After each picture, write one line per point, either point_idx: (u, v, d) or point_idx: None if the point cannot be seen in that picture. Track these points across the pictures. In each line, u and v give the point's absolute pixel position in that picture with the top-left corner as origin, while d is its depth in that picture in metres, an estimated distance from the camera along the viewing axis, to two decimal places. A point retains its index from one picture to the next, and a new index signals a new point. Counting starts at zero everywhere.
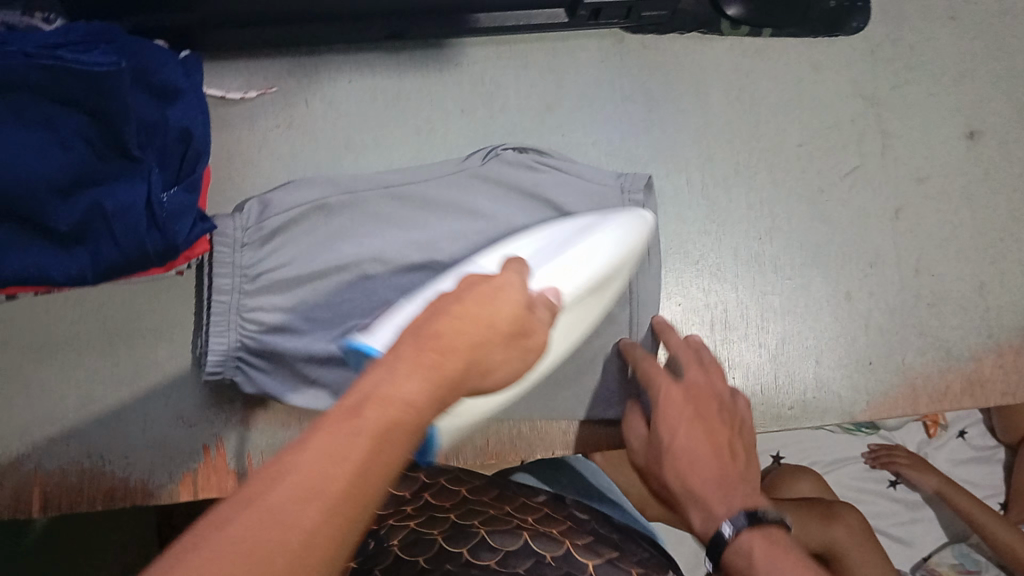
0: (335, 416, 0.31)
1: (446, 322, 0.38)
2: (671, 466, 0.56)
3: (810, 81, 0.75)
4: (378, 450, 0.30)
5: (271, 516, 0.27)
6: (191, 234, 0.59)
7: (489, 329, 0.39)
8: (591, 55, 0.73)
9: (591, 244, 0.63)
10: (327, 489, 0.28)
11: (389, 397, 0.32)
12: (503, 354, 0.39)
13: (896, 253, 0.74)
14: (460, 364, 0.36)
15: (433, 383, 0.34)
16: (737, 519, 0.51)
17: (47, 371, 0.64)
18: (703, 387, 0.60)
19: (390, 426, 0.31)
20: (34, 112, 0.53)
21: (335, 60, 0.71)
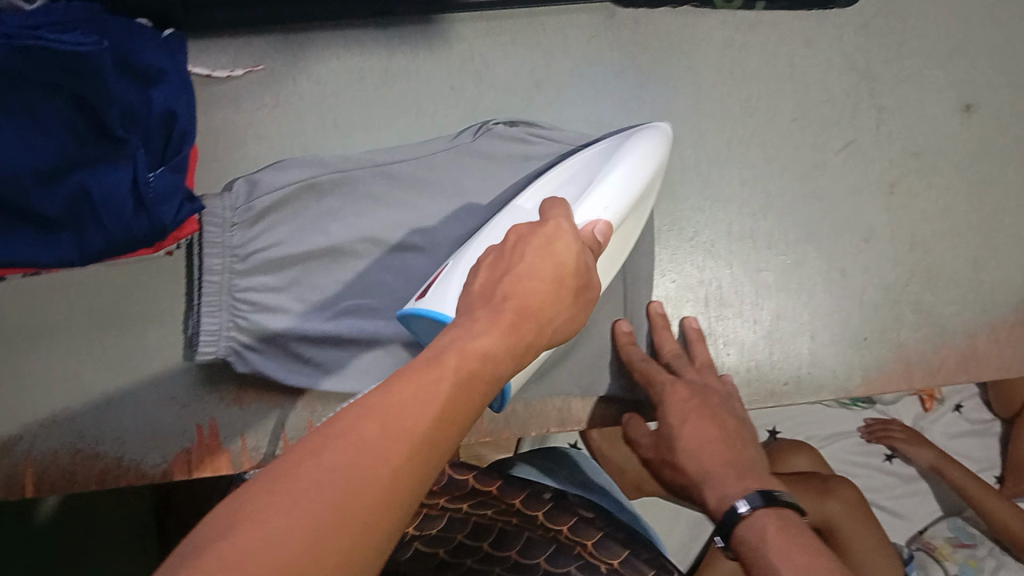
0: (419, 366, 0.34)
1: (519, 282, 0.41)
2: (682, 451, 0.59)
3: (804, 55, 0.75)
4: (457, 397, 0.34)
5: (367, 441, 0.30)
6: (178, 216, 0.58)
7: (556, 283, 0.42)
8: (582, 31, 0.73)
9: (626, 169, 0.60)
10: (416, 430, 0.32)
11: (470, 353, 0.36)
12: (566, 309, 0.43)
13: (892, 227, 0.73)
14: (527, 323, 0.40)
15: (502, 340, 0.38)
16: (752, 497, 0.52)
17: (37, 354, 0.64)
18: (702, 382, 0.64)
19: (469, 377, 0.35)
20: (14, 98, 0.52)
21: (323, 37, 0.70)
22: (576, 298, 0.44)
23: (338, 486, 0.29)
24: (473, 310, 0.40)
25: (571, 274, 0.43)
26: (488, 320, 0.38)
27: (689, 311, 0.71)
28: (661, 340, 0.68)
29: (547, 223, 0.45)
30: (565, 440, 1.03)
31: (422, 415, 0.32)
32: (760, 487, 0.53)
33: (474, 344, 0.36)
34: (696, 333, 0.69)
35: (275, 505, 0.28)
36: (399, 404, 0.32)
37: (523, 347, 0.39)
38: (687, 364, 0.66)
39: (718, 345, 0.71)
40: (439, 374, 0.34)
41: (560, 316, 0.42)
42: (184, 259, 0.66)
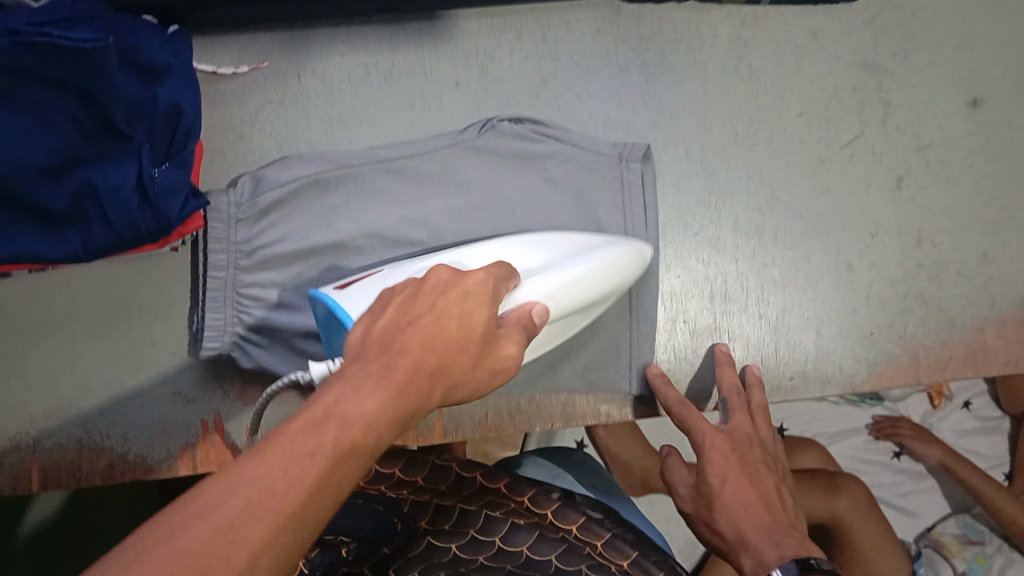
0: (293, 432, 0.33)
1: (421, 335, 0.39)
2: (721, 510, 0.58)
3: (809, 49, 0.75)
4: (329, 471, 0.33)
5: (223, 523, 0.30)
6: (183, 212, 0.58)
7: (461, 339, 0.40)
8: (586, 26, 0.73)
9: (586, 270, 0.57)
10: (276, 510, 0.31)
11: (348, 419, 0.34)
12: (473, 371, 0.40)
13: (899, 222, 0.73)
14: (422, 382, 0.37)
15: (392, 403, 0.36)
16: (789, 566, 0.50)
17: (44, 350, 0.65)
18: (743, 436, 0.63)
19: (343, 449, 0.33)
20: (19, 96, 0.53)
21: (327, 34, 0.70)
22: (482, 356, 0.41)
23: (176, 574, 0.28)
24: (364, 362, 0.38)
25: (477, 335, 0.41)
26: (377, 377, 0.36)
27: (695, 306, 0.71)
28: (720, 373, 0.67)
29: (466, 276, 0.44)
30: (572, 438, 1.03)
31: (281, 496, 0.31)
32: (799, 555, 0.51)
33: (353, 409, 0.35)
34: (756, 378, 0.69)
35: None
36: (260, 484, 0.31)
37: (413, 409, 0.37)
38: (737, 407, 0.65)
39: (724, 340, 0.71)
40: (309, 447, 0.33)
41: (466, 381, 0.40)
42: (190, 254, 0.66)
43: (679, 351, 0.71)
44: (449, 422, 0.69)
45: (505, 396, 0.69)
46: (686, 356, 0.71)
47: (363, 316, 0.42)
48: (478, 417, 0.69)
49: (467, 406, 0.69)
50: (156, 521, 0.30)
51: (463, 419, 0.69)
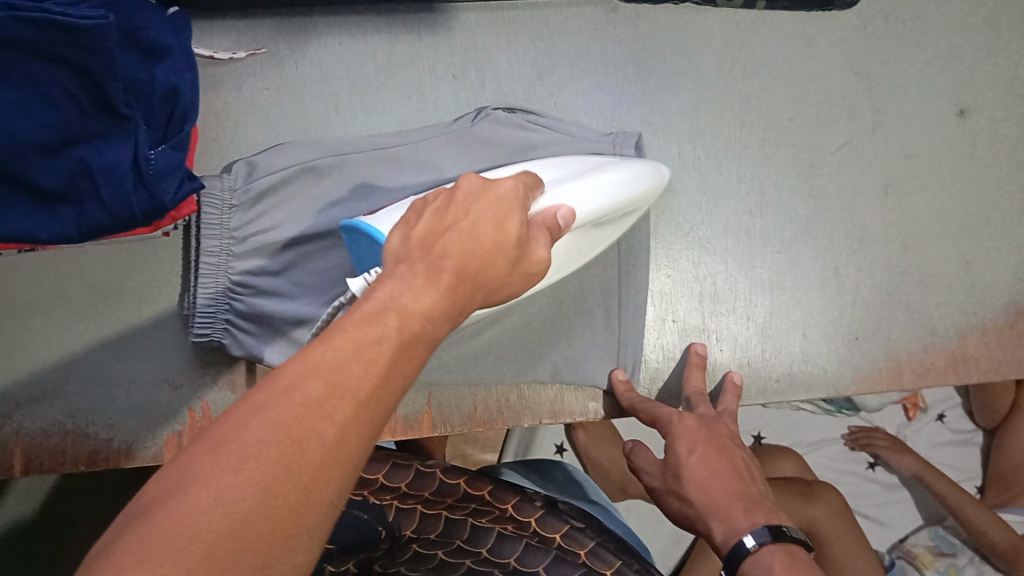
0: (357, 323, 0.33)
1: (466, 231, 0.40)
2: (690, 481, 0.59)
3: (803, 55, 0.75)
4: (397, 363, 0.32)
5: (308, 401, 0.29)
6: (178, 195, 0.59)
7: (499, 239, 0.40)
8: (584, 23, 0.73)
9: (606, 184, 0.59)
10: (355, 394, 0.30)
11: (403, 313, 0.34)
12: (516, 274, 0.42)
13: (885, 228, 0.74)
14: (466, 283, 0.38)
15: (443, 298, 0.36)
16: (761, 533, 0.52)
17: (29, 332, 0.64)
18: (711, 418, 0.64)
19: (407, 341, 0.33)
20: (16, 70, 0.52)
21: (325, 22, 0.70)
22: (522, 262, 0.42)
23: (267, 451, 0.28)
24: (409, 262, 0.38)
25: (512, 237, 0.41)
26: (425, 276, 0.36)
27: (684, 307, 0.72)
28: (690, 377, 0.68)
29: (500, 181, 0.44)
30: (551, 441, 1.03)
31: (359, 385, 0.30)
32: (771, 524, 0.53)
33: (407, 301, 0.34)
34: (734, 386, 0.69)
35: (214, 465, 0.27)
36: (336, 370, 0.30)
37: (461, 308, 0.37)
38: (700, 401, 0.66)
39: (712, 340, 0.71)
40: (378, 339, 0.32)
41: (511, 285, 0.42)
42: (181, 242, 0.66)
43: (668, 349, 0.71)
44: (438, 417, 0.68)
45: (494, 389, 0.69)
46: (674, 355, 0.71)
47: (397, 224, 0.42)
48: (467, 410, 0.69)
49: (457, 399, 0.69)
50: (243, 399, 0.30)
51: (451, 414, 0.69)
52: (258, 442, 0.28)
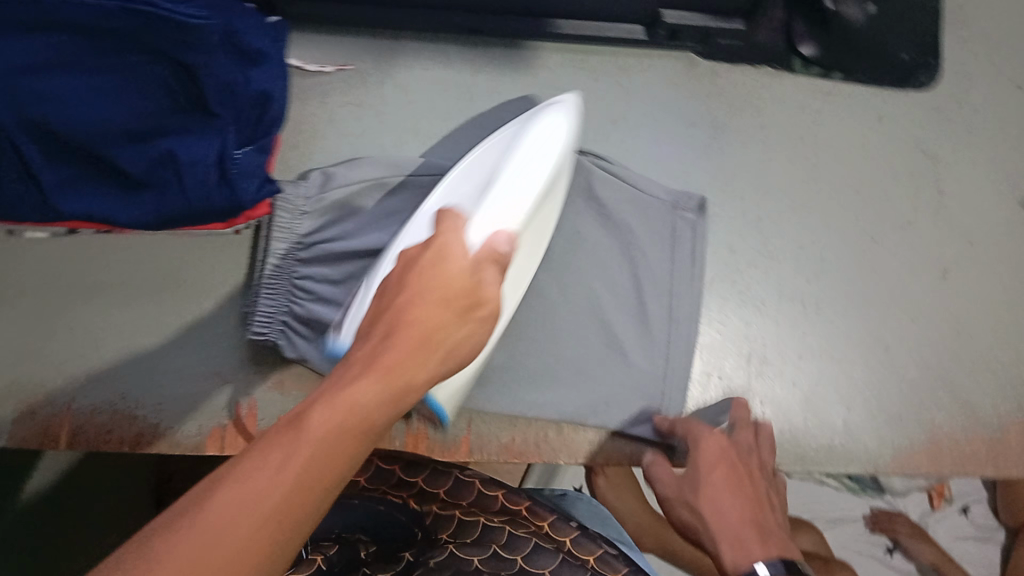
0: (297, 416, 0.39)
1: (410, 313, 0.46)
2: (707, 499, 0.59)
3: (873, 130, 0.76)
4: (329, 446, 0.38)
5: (249, 485, 0.35)
6: (257, 194, 0.60)
7: (438, 314, 0.46)
8: (661, 76, 0.75)
9: (521, 159, 0.62)
10: (291, 475, 0.36)
11: (339, 400, 0.39)
12: (456, 327, 0.46)
13: (938, 310, 0.74)
14: (412, 358, 0.43)
15: (384, 382, 0.41)
16: (774, 564, 0.52)
17: (93, 310, 0.65)
18: (741, 447, 0.63)
19: (344, 426, 0.38)
20: (117, 58, 0.55)
21: (413, 46, 0.73)
22: (462, 316, 0.47)
23: (211, 530, 0.33)
24: (356, 358, 0.43)
25: (452, 307, 0.47)
26: (362, 365, 0.42)
27: (731, 364, 0.72)
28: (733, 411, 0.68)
29: (436, 244, 0.51)
30: (571, 483, 1.03)
31: (286, 471, 0.36)
32: (784, 557, 0.53)
33: (346, 391, 0.40)
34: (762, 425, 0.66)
35: (165, 548, 0.33)
36: (263, 469, 0.36)
37: (407, 386, 0.42)
38: (745, 428, 0.66)
39: (756, 402, 0.71)
40: (303, 432, 0.38)
41: (454, 335, 0.46)
42: (250, 241, 0.68)
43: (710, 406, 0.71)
44: (476, 441, 0.68)
45: (535, 424, 0.69)
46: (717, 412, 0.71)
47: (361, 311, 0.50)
48: (505, 441, 0.69)
49: (495, 427, 0.69)
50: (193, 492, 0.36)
51: (488, 441, 0.68)
52: (202, 523, 0.34)
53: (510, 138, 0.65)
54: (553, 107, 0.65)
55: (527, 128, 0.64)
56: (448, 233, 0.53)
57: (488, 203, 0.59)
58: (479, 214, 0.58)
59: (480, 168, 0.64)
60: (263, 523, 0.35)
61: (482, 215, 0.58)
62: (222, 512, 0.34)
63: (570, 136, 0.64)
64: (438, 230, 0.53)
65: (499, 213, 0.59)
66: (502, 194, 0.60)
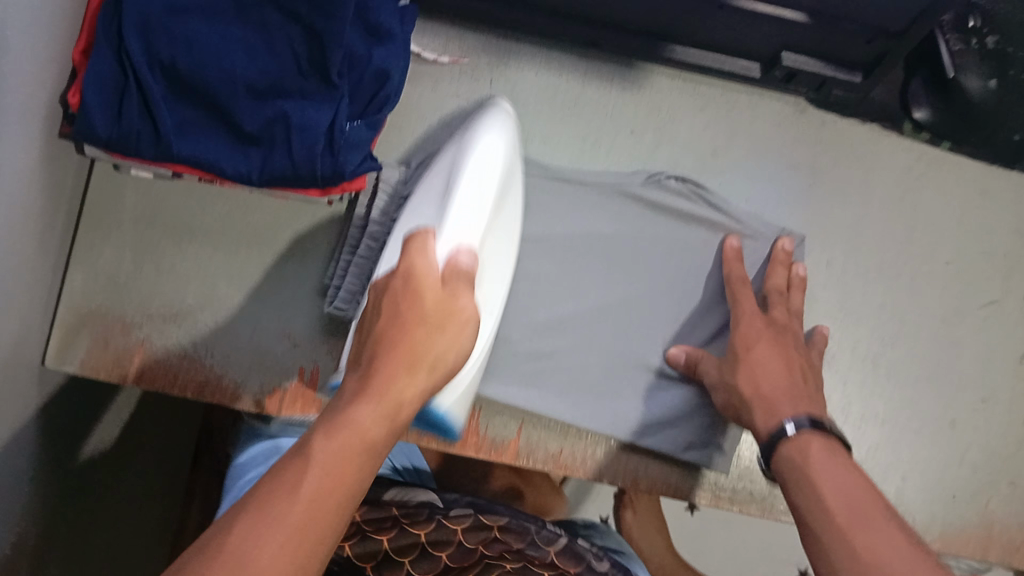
0: (301, 452, 0.40)
1: (383, 342, 0.48)
2: (744, 371, 0.62)
3: (975, 205, 0.75)
4: (334, 465, 0.39)
5: (258, 521, 0.36)
6: (359, 168, 0.60)
7: (410, 328, 0.49)
8: (769, 116, 0.74)
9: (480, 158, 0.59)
10: (299, 499, 0.37)
11: (334, 428, 0.41)
12: (434, 342, 0.49)
13: (1013, 397, 0.72)
14: (394, 378, 0.46)
15: (375, 403, 0.44)
16: (801, 421, 0.56)
17: (182, 255, 0.67)
18: (781, 322, 0.66)
19: (349, 445, 0.41)
20: (255, 15, 0.58)
21: (529, 49, 0.73)
22: (444, 326, 0.50)
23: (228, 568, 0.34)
24: (343, 395, 0.45)
25: (427, 320, 0.49)
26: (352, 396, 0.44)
27: None
28: (771, 273, 0.69)
29: (404, 270, 0.52)
30: (598, 512, 0.94)
31: (299, 492, 0.37)
32: (812, 415, 0.56)
33: (341, 419, 0.42)
34: (799, 281, 0.69)
35: None
36: (275, 497, 0.37)
37: (396, 402, 0.45)
38: (778, 303, 0.67)
39: None
40: (310, 457, 0.39)
41: (432, 348, 0.48)
42: (342, 214, 0.69)
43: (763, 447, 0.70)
44: (524, 445, 0.68)
45: (586, 435, 0.68)
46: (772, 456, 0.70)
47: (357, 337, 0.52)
48: (553, 450, 0.68)
49: (547, 435, 0.68)
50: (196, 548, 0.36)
51: (537, 448, 0.68)
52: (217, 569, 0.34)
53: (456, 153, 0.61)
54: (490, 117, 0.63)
55: (467, 144, 0.60)
56: (416, 245, 0.53)
57: (453, 208, 0.56)
58: (445, 219, 0.56)
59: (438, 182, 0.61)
60: (278, 554, 0.35)
61: (449, 223, 0.56)
62: (244, 537, 0.35)
63: (511, 152, 0.62)
64: (407, 252, 0.53)
65: (463, 221, 0.56)
66: (462, 196, 0.57)
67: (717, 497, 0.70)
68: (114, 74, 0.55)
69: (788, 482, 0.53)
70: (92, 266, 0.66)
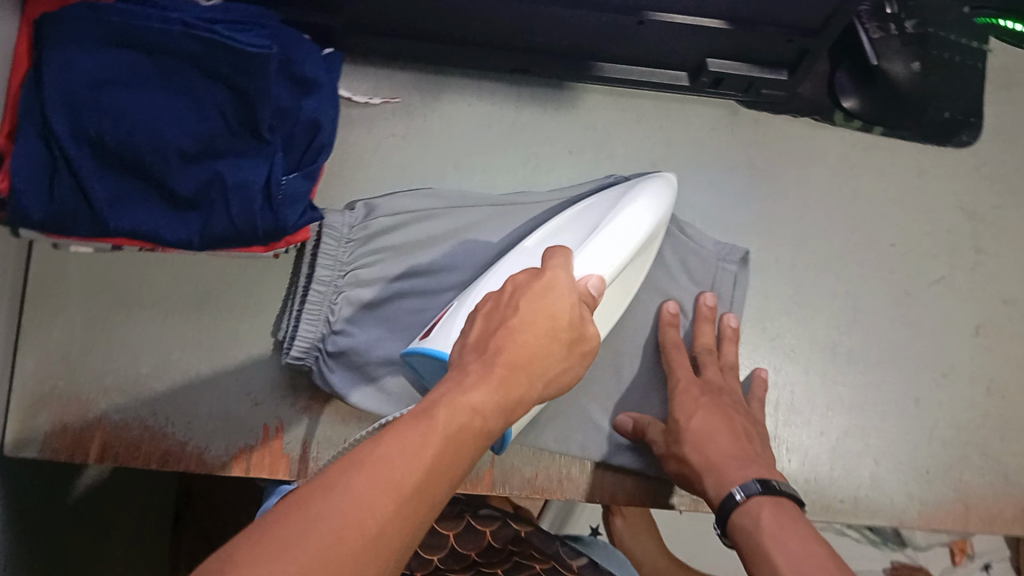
0: (413, 418, 0.38)
1: (517, 332, 0.45)
2: (688, 442, 0.62)
3: (913, 185, 0.77)
4: (444, 449, 0.37)
5: (363, 487, 0.33)
6: (300, 220, 0.60)
7: (549, 338, 0.45)
8: (703, 121, 0.75)
9: (626, 214, 0.63)
10: (407, 481, 0.35)
11: (454, 410, 0.39)
12: (562, 360, 0.46)
13: (972, 368, 0.73)
14: (522, 377, 0.43)
15: (497, 396, 0.41)
16: (751, 486, 0.55)
17: (132, 326, 0.66)
18: (718, 384, 0.66)
19: (464, 429, 0.38)
20: (179, 79, 0.57)
21: (460, 82, 0.74)
22: (570, 349, 0.47)
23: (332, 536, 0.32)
24: (466, 367, 0.43)
25: (564, 335, 0.46)
26: (477, 375, 0.42)
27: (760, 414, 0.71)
28: (699, 331, 0.69)
29: (546, 274, 0.49)
30: (587, 523, 0.94)
31: (415, 467, 0.35)
32: (761, 477, 0.55)
33: (462, 399, 0.39)
34: (731, 332, 0.70)
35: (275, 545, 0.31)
36: (389, 459, 0.35)
37: (516, 398, 0.42)
38: (707, 361, 0.68)
39: (782, 450, 0.70)
40: (428, 429, 0.37)
41: (558, 366, 0.46)
42: (290, 265, 0.69)
43: None
44: (499, 474, 0.67)
45: (559, 458, 0.68)
46: None
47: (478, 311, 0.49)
48: (528, 476, 0.68)
49: (520, 462, 0.68)
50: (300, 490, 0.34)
51: (513, 475, 0.68)
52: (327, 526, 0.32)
53: (611, 202, 0.66)
54: (650, 180, 0.67)
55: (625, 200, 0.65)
56: (556, 268, 0.50)
57: (590, 245, 0.60)
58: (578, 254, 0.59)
59: (581, 222, 0.65)
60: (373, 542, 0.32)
61: (583, 257, 0.59)
62: (350, 497, 0.33)
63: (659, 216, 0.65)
64: (549, 262, 0.51)
65: (596, 258, 0.59)
66: (603, 239, 0.60)
67: (696, 502, 0.69)
68: (42, 154, 0.54)
69: (744, 552, 0.52)
70: (43, 347, 0.65)
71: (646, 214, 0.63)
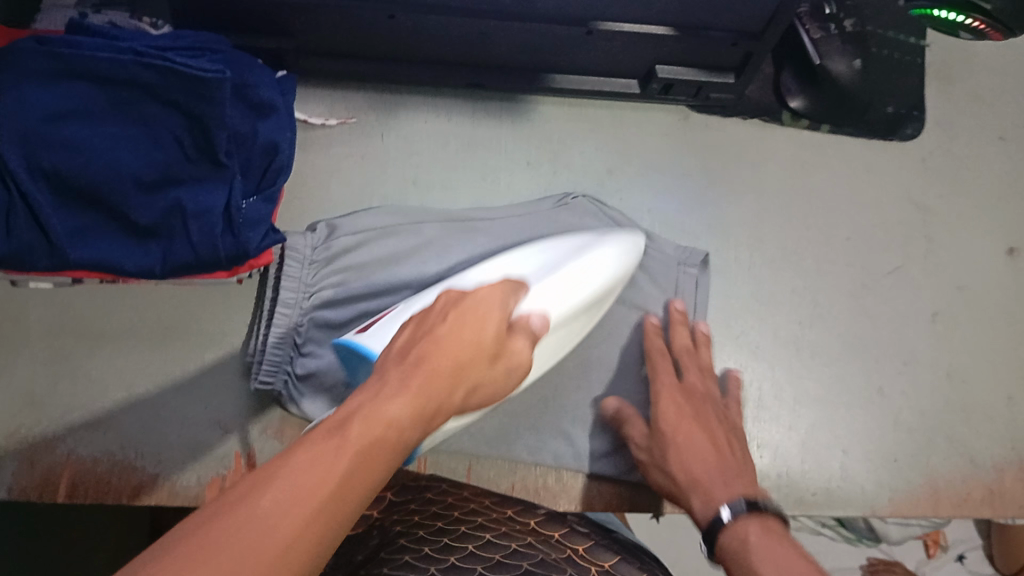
0: (325, 434, 0.38)
1: (437, 346, 0.47)
2: (674, 454, 0.64)
3: (863, 179, 0.79)
4: (357, 459, 0.37)
5: (271, 504, 0.33)
6: (262, 243, 0.60)
7: (474, 351, 0.48)
8: (655, 128, 0.77)
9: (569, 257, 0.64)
10: (317, 491, 0.34)
11: (368, 420, 0.39)
12: (487, 373, 0.48)
13: (931, 355, 0.75)
14: (446, 387, 0.44)
15: (415, 406, 0.41)
16: (739, 505, 0.57)
17: (96, 360, 0.66)
18: (699, 391, 0.68)
19: (379, 442, 0.38)
20: (134, 109, 0.57)
21: (415, 100, 0.75)
22: (491, 361, 0.49)
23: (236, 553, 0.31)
24: (388, 375, 0.44)
25: (489, 349, 0.49)
26: (404, 383, 0.43)
27: None
28: (675, 334, 0.70)
29: (473, 299, 0.53)
30: None
31: (323, 479, 0.35)
32: (748, 497, 0.58)
33: (376, 411, 0.40)
34: (704, 337, 0.71)
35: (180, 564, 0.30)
36: (297, 473, 0.35)
37: (435, 409, 0.43)
38: (688, 364, 0.69)
39: (753, 446, 0.71)
40: (340, 442, 0.37)
41: (479, 377, 0.48)
42: (255, 289, 0.69)
43: None
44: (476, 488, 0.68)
45: (531, 468, 0.69)
46: None
47: (409, 325, 0.51)
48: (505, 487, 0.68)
49: (496, 473, 0.69)
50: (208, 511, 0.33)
51: (489, 487, 0.68)
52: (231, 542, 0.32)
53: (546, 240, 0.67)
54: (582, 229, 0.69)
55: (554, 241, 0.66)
56: (493, 293, 0.55)
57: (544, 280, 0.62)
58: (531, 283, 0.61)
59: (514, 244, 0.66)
60: (281, 557, 0.32)
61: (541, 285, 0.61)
62: (255, 512, 0.33)
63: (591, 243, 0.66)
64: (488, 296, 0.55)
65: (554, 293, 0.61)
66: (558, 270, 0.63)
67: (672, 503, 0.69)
68: None
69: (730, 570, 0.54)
70: (6, 386, 0.64)
71: (591, 252, 0.65)
